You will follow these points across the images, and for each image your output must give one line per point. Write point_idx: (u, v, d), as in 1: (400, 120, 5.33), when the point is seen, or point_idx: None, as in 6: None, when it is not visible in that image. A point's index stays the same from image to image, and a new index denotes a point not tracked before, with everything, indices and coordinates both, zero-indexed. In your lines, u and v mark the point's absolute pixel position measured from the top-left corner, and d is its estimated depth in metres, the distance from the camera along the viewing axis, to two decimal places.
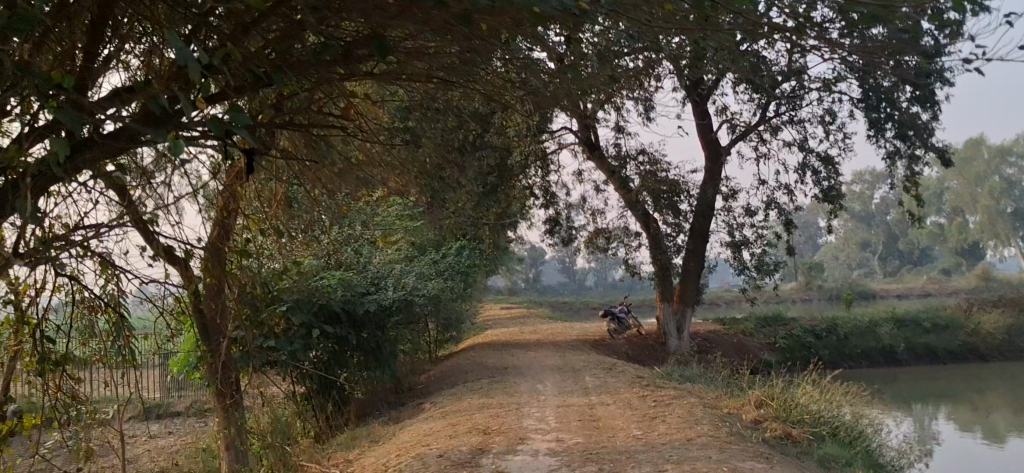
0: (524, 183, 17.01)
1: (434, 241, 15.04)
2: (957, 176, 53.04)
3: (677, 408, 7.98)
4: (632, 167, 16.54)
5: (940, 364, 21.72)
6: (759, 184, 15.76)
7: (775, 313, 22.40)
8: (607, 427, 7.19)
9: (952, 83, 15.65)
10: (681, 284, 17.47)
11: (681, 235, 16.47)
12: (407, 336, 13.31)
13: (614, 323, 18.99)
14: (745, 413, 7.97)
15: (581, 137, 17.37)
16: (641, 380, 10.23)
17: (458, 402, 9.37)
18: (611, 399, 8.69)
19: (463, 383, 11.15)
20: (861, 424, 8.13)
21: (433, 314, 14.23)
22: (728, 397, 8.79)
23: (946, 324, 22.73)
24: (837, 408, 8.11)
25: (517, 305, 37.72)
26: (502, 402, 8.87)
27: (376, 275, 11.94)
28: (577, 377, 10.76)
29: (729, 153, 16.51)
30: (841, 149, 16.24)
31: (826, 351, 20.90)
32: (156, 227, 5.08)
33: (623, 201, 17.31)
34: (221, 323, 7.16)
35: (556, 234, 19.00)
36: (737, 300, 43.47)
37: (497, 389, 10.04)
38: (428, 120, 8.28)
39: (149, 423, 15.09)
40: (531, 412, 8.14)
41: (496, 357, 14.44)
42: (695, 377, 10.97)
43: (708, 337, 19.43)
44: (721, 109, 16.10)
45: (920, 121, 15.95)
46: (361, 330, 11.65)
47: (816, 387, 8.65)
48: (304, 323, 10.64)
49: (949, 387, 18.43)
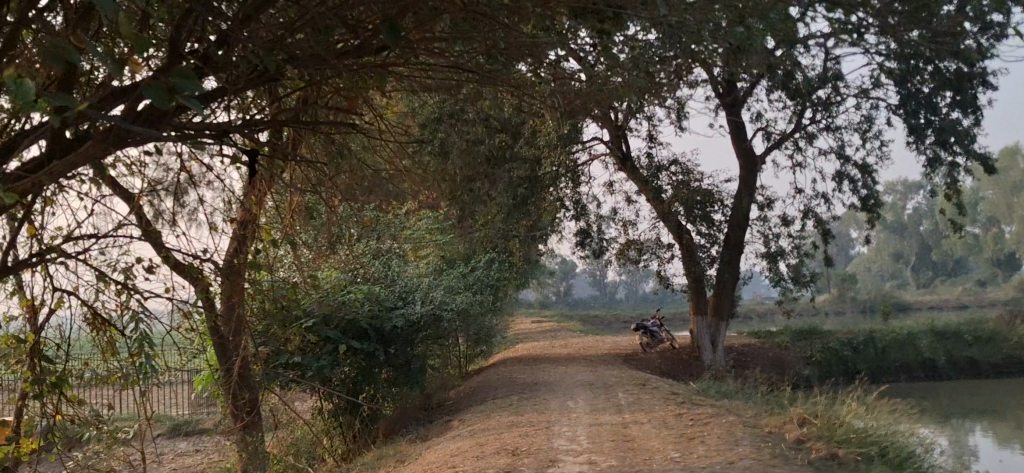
0: (555, 195, 16.73)
1: (463, 254, 14.78)
2: (994, 185, 52.02)
3: (716, 427, 7.62)
4: (665, 177, 16.20)
5: (984, 378, 21.05)
6: (796, 193, 15.34)
7: (811, 326, 21.90)
8: (642, 448, 6.86)
9: (994, 87, 15.22)
10: (715, 296, 17.10)
11: (715, 246, 16.08)
12: (436, 352, 13.03)
13: (647, 337, 18.57)
14: (787, 432, 7.60)
15: (612, 147, 17.08)
16: (675, 396, 9.88)
17: (486, 420, 9.06)
18: (646, 417, 8.35)
19: (493, 400, 10.85)
20: (911, 443, 7.71)
21: (462, 329, 13.93)
22: (768, 415, 8.42)
23: (990, 337, 22.04)
24: (884, 426, 7.72)
25: (546, 319, 37.29)
26: (532, 420, 8.55)
27: (404, 289, 11.70)
28: (609, 393, 10.42)
29: (763, 162, 16.14)
30: (881, 157, 15.79)
31: (864, 365, 20.37)
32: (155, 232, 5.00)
33: (655, 212, 16.95)
34: (238, 341, 6.95)
35: (587, 246, 18.69)
36: (772, 312, 42.82)
37: (527, 406, 9.73)
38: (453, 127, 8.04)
39: (177, 442, 14.87)
40: (562, 431, 7.82)
41: (526, 373, 14.10)
42: (732, 393, 10.60)
43: (743, 351, 19.00)
44: (756, 116, 15.75)
45: (962, 127, 15.48)
46: (390, 347, 11.35)
47: (861, 404, 8.27)
48: (329, 339, 10.45)
49: (994, 402, 17.82)
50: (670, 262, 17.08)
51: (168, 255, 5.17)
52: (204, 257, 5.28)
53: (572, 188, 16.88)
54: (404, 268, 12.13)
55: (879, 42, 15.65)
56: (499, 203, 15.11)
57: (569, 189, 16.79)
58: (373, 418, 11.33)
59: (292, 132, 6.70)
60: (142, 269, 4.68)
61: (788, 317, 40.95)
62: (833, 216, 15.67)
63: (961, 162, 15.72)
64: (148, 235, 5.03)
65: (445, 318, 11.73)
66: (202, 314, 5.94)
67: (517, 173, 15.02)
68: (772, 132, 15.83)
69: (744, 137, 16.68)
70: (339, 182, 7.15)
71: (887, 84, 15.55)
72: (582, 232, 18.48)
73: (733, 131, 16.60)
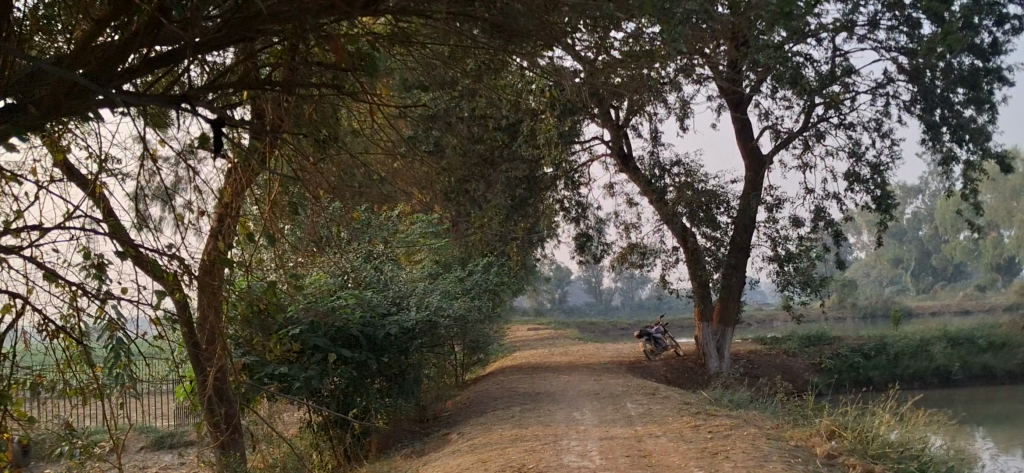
0: (553, 197, 16.15)
1: (459, 258, 14.17)
2: (991, 189, 51.68)
3: (740, 442, 6.99)
4: (668, 178, 15.64)
5: (997, 384, 20.46)
6: (807, 193, 14.77)
7: (817, 332, 21.27)
8: (661, 466, 6.24)
9: (1009, 81, 14.70)
10: (721, 301, 16.49)
11: (721, 249, 15.46)
12: (433, 360, 12.40)
13: (650, 344, 17.92)
14: (815, 446, 7.00)
15: (613, 147, 16.51)
16: (688, 406, 9.26)
17: (488, 433, 8.48)
18: (661, 429, 7.73)
19: (494, 410, 10.22)
20: (950, 455, 7.15)
21: (461, 337, 13.31)
22: (790, 426, 7.86)
23: (1002, 342, 21.44)
24: (921, 438, 7.15)
25: (542, 327, 36.52)
26: (537, 434, 7.97)
27: (398, 295, 11.08)
28: (618, 403, 9.82)
29: (771, 161, 15.57)
30: (892, 156, 15.23)
31: (875, 372, 19.76)
32: (112, 223, 4.44)
33: (659, 215, 16.34)
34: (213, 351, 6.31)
35: (587, 251, 18.08)
36: (772, 319, 42.23)
37: (531, 418, 9.11)
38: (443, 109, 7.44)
39: (161, 456, 14.14)
40: (570, 446, 7.20)
41: (526, 382, 13.47)
42: (747, 403, 9.99)
43: (750, 358, 18.37)
44: (764, 113, 15.22)
45: (978, 124, 14.92)
46: (383, 355, 10.68)
47: (894, 415, 7.67)
48: (319, 346, 9.84)
49: (1012, 410, 17.20)
50: (673, 266, 16.49)
51: (130, 252, 4.58)
52: (175, 260, 4.71)
53: (572, 189, 16.29)
54: (398, 271, 11.51)
55: (890, 37, 15.18)
56: (496, 206, 14.51)
57: (569, 191, 16.19)
58: (366, 432, 10.66)
59: (277, 113, 6.20)
60: (84, 260, 4.10)
61: (789, 323, 40.37)
62: (845, 217, 15.09)
63: (977, 160, 15.16)
64: (107, 230, 4.47)
65: (441, 324, 11.08)
66: (178, 323, 5.33)
67: (515, 173, 14.42)
68: (780, 130, 15.29)
69: (749, 136, 16.15)
70: (320, 167, 6.56)
71: (898, 80, 15.04)
72: (582, 236, 17.86)
73: (739, 130, 16.08)
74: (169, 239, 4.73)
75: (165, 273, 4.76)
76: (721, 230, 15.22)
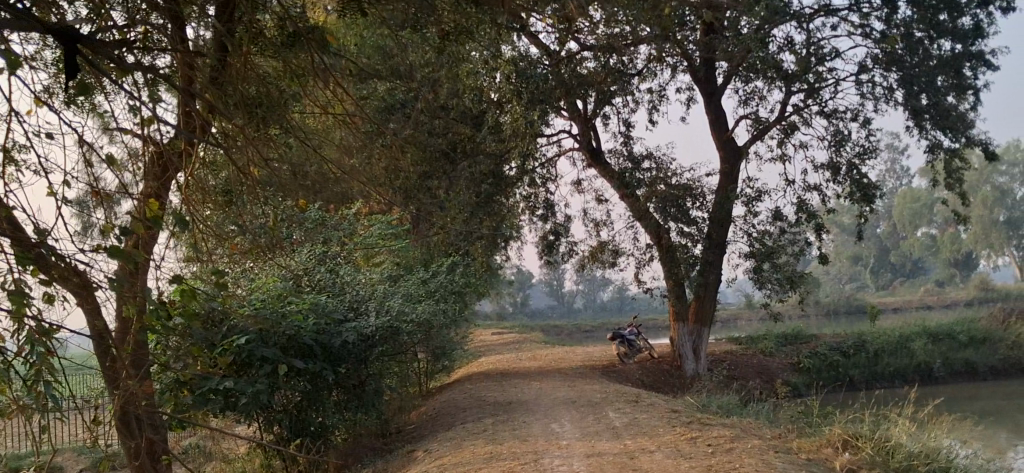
0: (519, 194, 15.29)
1: (419, 258, 13.25)
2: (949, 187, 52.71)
3: (744, 457, 6.21)
4: (641, 171, 14.82)
5: (980, 381, 19.84)
6: (788, 185, 14.07)
7: (793, 331, 20.64)
8: None
9: (991, 66, 14.10)
10: (696, 300, 15.71)
11: (698, 245, 14.45)
12: (395, 369, 11.47)
13: (623, 346, 17.09)
14: (829, 460, 6.29)
15: (581, 141, 15.73)
16: (677, 415, 8.47)
17: (458, 450, 7.61)
18: (653, 443, 6.91)
19: (462, 423, 9.32)
20: (978, 464, 6.47)
21: (424, 344, 12.37)
22: (794, 435, 7.14)
23: (983, 338, 20.82)
24: (944, 446, 6.48)
25: (509, 330, 35.62)
26: (514, 451, 7.09)
27: (355, 299, 10.13)
28: (598, 413, 9.01)
29: (747, 153, 14.89)
30: (872, 145, 14.54)
31: (855, 371, 19.14)
32: None
33: (631, 212, 15.49)
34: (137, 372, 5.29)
35: (554, 252, 17.23)
36: (737, 318, 42.05)
37: (507, 432, 8.25)
38: (394, 79, 6.50)
39: None
40: (554, 466, 6.33)
41: (496, 390, 12.58)
42: (738, 408, 9.23)
43: (727, 360, 17.60)
44: (740, 102, 14.55)
45: (962, 111, 14.31)
46: (340, 366, 9.68)
47: (910, 422, 6.97)
48: (268, 359, 8.86)
49: (998, 407, 16.63)
50: (647, 265, 15.66)
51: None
52: (42, 247, 3.65)
53: (538, 185, 15.47)
54: (355, 274, 10.57)
55: (869, 22, 14.61)
56: (459, 203, 13.62)
57: (536, 186, 15.34)
58: (322, 449, 9.65)
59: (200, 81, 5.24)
60: None
61: (754, 322, 40.11)
62: (827, 210, 14.42)
63: (962, 148, 14.47)
64: None
65: (404, 331, 10.13)
66: (88, 344, 4.30)
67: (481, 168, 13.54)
68: (757, 119, 14.62)
69: (725, 127, 15.46)
70: (249, 149, 5.59)
71: (878, 67, 14.43)
72: (549, 235, 17.02)
73: (714, 121, 15.37)
74: (38, 223, 3.70)
75: (35, 267, 3.71)
76: (696, 224, 14.37)
